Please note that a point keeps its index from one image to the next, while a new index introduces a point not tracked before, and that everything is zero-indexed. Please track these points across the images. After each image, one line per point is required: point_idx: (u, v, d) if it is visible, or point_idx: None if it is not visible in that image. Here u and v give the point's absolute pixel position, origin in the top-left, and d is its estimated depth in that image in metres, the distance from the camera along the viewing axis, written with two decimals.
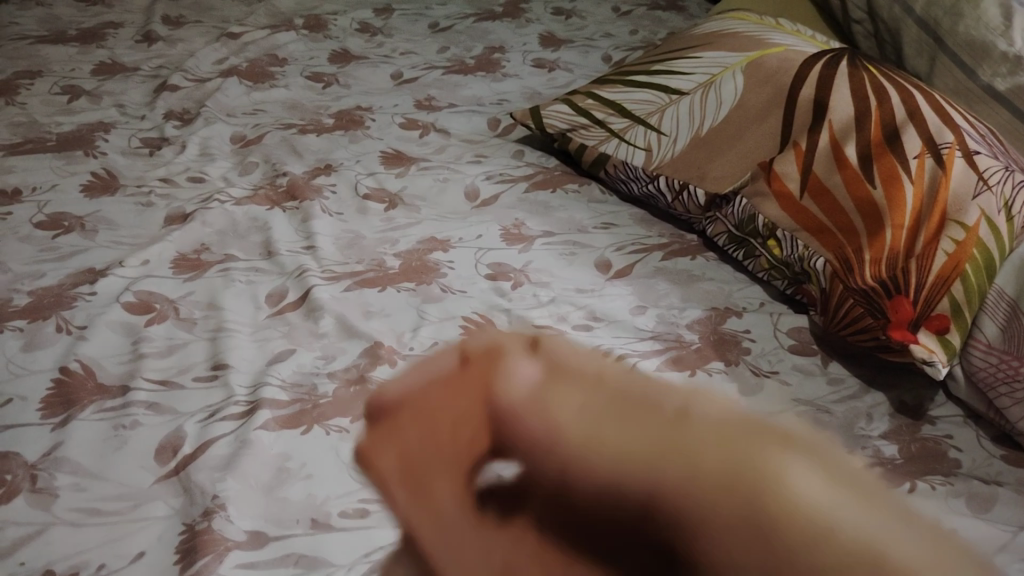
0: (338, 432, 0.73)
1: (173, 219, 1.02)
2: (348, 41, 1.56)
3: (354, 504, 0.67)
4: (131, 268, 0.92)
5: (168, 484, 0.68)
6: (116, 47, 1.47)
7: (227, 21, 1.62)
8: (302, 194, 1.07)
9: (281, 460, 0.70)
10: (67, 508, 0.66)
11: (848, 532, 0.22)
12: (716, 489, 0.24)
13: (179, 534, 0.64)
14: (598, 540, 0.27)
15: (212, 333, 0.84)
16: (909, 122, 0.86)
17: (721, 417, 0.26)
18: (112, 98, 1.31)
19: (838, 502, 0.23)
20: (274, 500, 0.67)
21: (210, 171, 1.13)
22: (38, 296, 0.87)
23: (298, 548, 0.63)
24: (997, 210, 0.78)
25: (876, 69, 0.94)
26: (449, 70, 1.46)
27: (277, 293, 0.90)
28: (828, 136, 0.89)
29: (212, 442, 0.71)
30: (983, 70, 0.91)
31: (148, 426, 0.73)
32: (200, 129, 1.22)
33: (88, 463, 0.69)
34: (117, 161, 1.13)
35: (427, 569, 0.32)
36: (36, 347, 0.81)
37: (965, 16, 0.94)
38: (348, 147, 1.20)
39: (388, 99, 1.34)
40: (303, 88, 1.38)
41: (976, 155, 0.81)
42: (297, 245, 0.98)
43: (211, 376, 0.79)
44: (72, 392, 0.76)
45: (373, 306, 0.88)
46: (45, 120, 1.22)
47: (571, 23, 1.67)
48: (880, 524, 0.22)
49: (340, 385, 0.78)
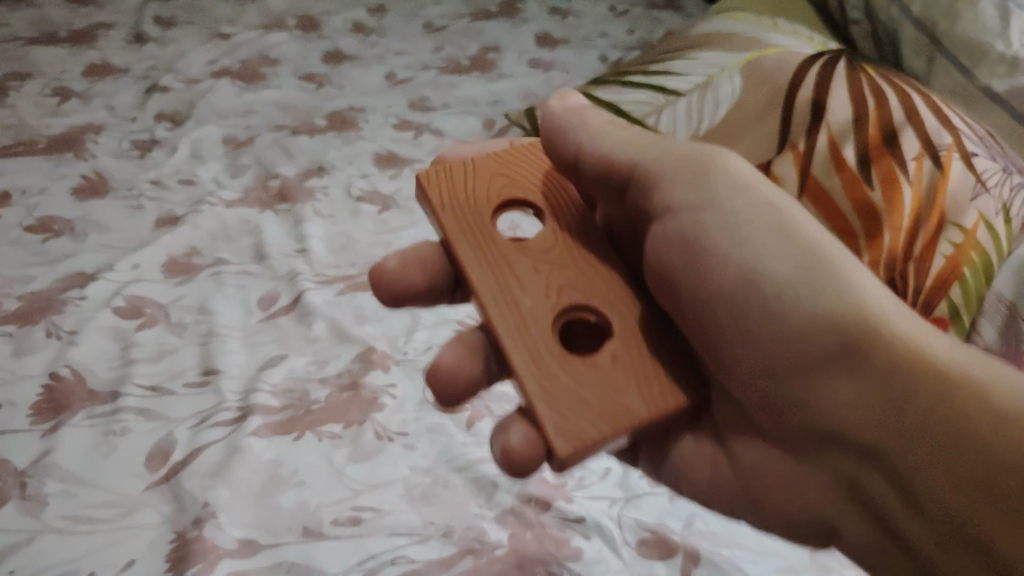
0: (330, 439, 0.72)
1: (164, 222, 1.01)
2: (341, 42, 1.54)
3: (347, 511, 0.66)
4: (121, 272, 0.91)
5: (159, 491, 0.67)
6: (107, 48, 1.46)
7: (219, 21, 1.60)
8: (294, 197, 1.06)
9: (273, 467, 0.69)
10: (57, 516, 0.65)
11: (879, 316, 0.47)
12: (807, 261, 0.48)
13: (169, 542, 0.63)
14: (597, 186, 0.57)
15: (203, 339, 0.82)
16: (907, 124, 0.85)
17: (812, 239, 0.49)
18: (102, 99, 1.29)
19: (888, 303, 0.48)
20: (265, 507, 0.66)
21: (201, 173, 1.12)
22: (27, 301, 0.86)
23: (291, 556, 0.63)
24: (995, 213, 0.80)
25: (873, 71, 0.93)
26: (443, 70, 1.44)
27: (269, 297, 0.89)
28: (826, 137, 0.87)
29: (203, 449, 0.70)
30: (980, 71, 0.91)
31: (138, 433, 0.72)
32: (192, 131, 1.21)
33: (77, 470, 0.68)
34: (107, 163, 1.12)
35: (467, 224, 0.55)
36: (25, 353, 0.80)
37: (961, 18, 0.93)
38: (340, 148, 1.19)
39: (381, 100, 1.33)
40: (295, 89, 1.36)
41: (974, 157, 0.82)
42: (289, 248, 0.97)
43: (202, 382, 0.77)
44: (61, 398, 0.75)
45: (366, 310, 0.87)
46: (35, 122, 1.21)
47: (566, 22, 1.66)
48: (881, 303, 0.48)
49: (332, 391, 0.77)
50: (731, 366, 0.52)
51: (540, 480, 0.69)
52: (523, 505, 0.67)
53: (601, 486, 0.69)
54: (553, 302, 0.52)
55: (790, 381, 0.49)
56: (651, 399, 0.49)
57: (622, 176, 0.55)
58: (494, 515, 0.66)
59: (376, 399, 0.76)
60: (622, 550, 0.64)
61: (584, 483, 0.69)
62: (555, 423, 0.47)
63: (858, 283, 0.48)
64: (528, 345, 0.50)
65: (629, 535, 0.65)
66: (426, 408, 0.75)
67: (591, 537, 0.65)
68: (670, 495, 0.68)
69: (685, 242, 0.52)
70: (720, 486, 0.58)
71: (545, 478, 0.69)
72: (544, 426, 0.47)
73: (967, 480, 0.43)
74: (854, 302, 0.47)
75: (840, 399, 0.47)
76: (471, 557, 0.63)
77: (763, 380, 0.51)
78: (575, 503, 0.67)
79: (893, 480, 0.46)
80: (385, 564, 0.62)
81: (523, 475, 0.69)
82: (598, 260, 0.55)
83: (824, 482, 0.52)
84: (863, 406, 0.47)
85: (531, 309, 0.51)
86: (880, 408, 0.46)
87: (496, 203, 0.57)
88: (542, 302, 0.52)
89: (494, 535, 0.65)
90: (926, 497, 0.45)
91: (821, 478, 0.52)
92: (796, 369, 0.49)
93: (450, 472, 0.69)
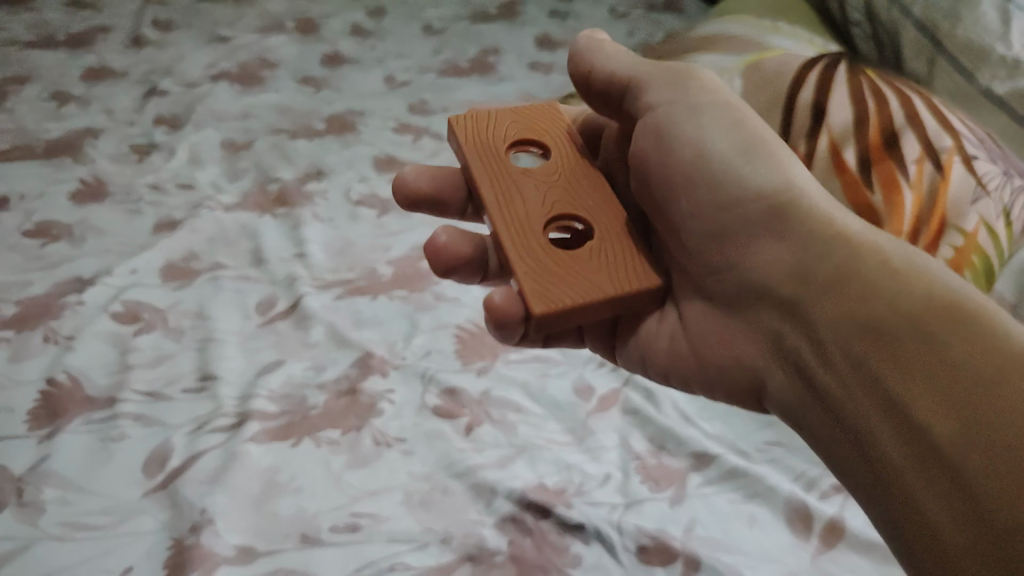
0: (328, 445, 0.71)
1: (162, 226, 1.01)
2: (340, 45, 1.54)
3: (345, 518, 0.65)
4: (119, 276, 0.90)
5: (156, 498, 0.66)
6: (105, 52, 1.46)
7: (218, 24, 1.60)
8: (293, 201, 1.06)
9: (271, 473, 0.69)
10: (54, 522, 0.64)
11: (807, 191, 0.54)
12: (752, 146, 0.57)
13: (167, 549, 0.63)
14: (609, 107, 0.65)
15: (201, 344, 0.82)
16: (908, 127, 0.84)
17: (758, 133, 0.58)
18: (100, 103, 1.29)
19: (817, 190, 0.55)
20: (263, 514, 0.66)
21: (200, 177, 1.11)
22: (24, 306, 0.85)
23: (289, 562, 0.62)
24: (995, 216, 0.80)
25: (873, 74, 0.92)
26: (443, 73, 1.44)
27: (267, 302, 0.88)
28: (827, 141, 0.85)
29: (199, 456, 0.70)
30: (982, 74, 0.90)
31: (136, 439, 0.71)
32: (190, 134, 1.21)
33: (75, 476, 0.68)
34: (105, 167, 1.12)
35: (489, 143, 0.63)
36: (22, 358, 0.79)
37: (963, 19, 0.93)
38: (339, 152, 1.18)
39: (381, 103, 1.33)
40: (293, 93, 1.36)
41: (974, 160, 0.81)
42: (287, 252, 0.97)
43: (199, 387, 0.77)
44: (58, 404, 0.74)
45: (364, 314, 0.87)
46: (33, 126, 1.21)
47: (566, 25, 1.66)
48: (812, 185, 0.55)
49: (330, 396, 0.76)
50: (690, 244, 0.59)
51: (539, 486, 0.68)
52: (522, 511, 0.66)
53: (601, 492, 0.68)
54: (550, 205, 0.60)
55: (731, 245, 0.56)
56: (626, 280, 0.55)
57: (619, 92, 0.63)
58: (493, 522, 0.66)
59: (374, 404, 0.75)
60: (622, 557, 0.63)
61: (584, 488, 0.69)
62: (536, 289, 0.54)
63: (793, 173, 0.55)
64: (526, 234, 0.57)
65: (629, 541, 0.64)
66: (425, 414, 0.75)
67: (591, 543, 0.64)
68: (671, 501, 0.68)
69: (660, 136, 0.60)
70: (670, 363, 0.62)
71: (545, 484, 0.69)
72: (528, 293, 0.54)
73: (863, 321, 0.48)
74: (785, 179, 0.55)
75: (769, 257, 0.54)
76: (470, 564, 0.63)
77: (712, 249, 0.58)
78: (575, 509, 0.66)
79: (806, 326, 0.51)
80: (384, 571, 0.62)
81: (522, 481, 0.69)
82: (591, 185, 0.62)
83: (757, 340, 0.55)
84: (786, 261, 0.53)
85: (528, 210, 0.59)
86: (794, 260, 0.52)
87: (510, 141, 0.65)
88: (542, 204, 0.59)
89: (493, 541, 0.64)
90: (830, 339, 0.49)
91: (753, 337, 0.55)
92: (733, 233, 0.56)
93: (450, 478, 0.69)
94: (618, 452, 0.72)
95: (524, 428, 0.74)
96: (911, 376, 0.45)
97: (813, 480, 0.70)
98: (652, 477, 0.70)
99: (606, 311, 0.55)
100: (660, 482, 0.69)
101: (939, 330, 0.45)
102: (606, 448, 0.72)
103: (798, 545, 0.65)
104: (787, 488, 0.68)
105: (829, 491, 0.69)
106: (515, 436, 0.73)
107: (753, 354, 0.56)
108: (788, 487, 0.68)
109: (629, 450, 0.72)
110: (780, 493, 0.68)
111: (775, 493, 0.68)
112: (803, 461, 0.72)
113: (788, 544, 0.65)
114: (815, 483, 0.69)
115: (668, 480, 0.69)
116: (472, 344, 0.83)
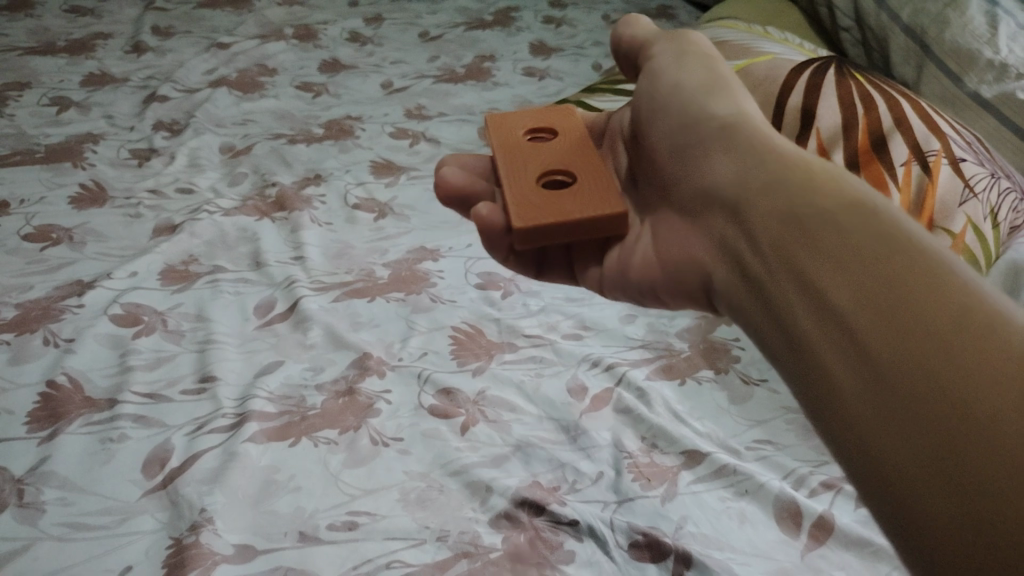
0: (326, 444, 0.72)
1: (162, 230, 1.02)
2: (338, 51, 1.56)
3: (342, 516, 0.66)
4: (119, 280, 0.91)
5: (156, 498, 0.67)
6: (105, 58, 1.47)
7: (217, 31, 1.61)
8: (292, 205, 1.07)
9: (269, 472, 0.70)
10: (54, 523, 0.65)
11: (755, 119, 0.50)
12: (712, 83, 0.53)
13: (167, 548, 0.63)
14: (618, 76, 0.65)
15: (200, 346, 0.83)
16: (896, 130, 0.85)
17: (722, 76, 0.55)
18: (100, 109, 1.30)
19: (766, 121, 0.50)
20: (262, 513, 0.67)
21: (199, 182, 1.13)
22: (25, 309, 0.86)
23: (287, 561, 0.63)
24: (983, 217, 0.81)
25: (862, 78, 0.93)
26: (439, 79, 1.46)
27: (265, 304, 0.90)
28: (816, 143, 0.87)
29: (199, 456, 0.71)
30: (970, 77, 0.92)
31: (136, 440, 0.72)
32: (190, 139, 1.22)
33: (75, 477, 0.68)
34: (105, 172, 1.13)
35: (500, 124, 0.66)
36: (23, 360, 0.80)
37: (951, 24, 0.95)
38: (337, 156, 1.20)
39: (378, 108, 1.34)
40: (292, 98, 1.38)
41: (962, 162, 0.82)
42: (286, 255, 0.98)
43: (198, 388, 0.78)
44: (58, 405, 0.75)
45: (361, 316, 0.88)
46: (33, 131, 1.22)
47: (561, 31, 1.67)
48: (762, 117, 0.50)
49: (328, 397, 0.77)
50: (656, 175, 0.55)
51: (533, 484, 0.70)
52: (517, 509, 0.67)
53: (594, 490, 0.70)
54: (550, 160, 0.60)
55: (688, 152, 0.51)
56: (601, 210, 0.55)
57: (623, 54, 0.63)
58: (488, 520, 0.67)
59: (371, 404, 0.76)
60: (615, 553, 0.64)
61: (577, 486, 0.70)
62: (520, 216, 0.55)
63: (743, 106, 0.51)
64: (521, 179, 0.58)
65: (621, 539, 0.65)
66: (421, 413, 0.76)
67: (585, 540, 0.65)
68: (663, 498, 0.69)
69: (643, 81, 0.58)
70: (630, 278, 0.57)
71: (539, 482, 0.70)
72: (512, 218, 0.55)
73: (792, 224, 0.41)
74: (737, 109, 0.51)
75: (715, 168, 0.48)
76: (466, 560, 0.63)
77: (672, 174, 0.52)
78: (569, 507, 0.67)
79: (737, 232, 0.44)
80: (381, 568, 0.62)
81: (517, 480, 0.70)
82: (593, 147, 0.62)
83: (697, 260, 0.48)
84: (731, 164, 0.47)
85: (528, 167, 0.60)
86: (739, 170, 0.46)
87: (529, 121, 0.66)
88: (541, 157, 0.61)
89: (488, 539, 0.65)
90: (757, 242, 0.43)
91: (694, 257, 0.49)
92: (689, 156, 0.51)
93: (445, 476, 0.70)
94: (611, 450, 0.73)
95: (519, 427, 0.75)
96: (836, 271, 0.38)
97: (802, 477, 0.71)
98: (644, 475, 0.71)
99: (586, 235, 0.56)
100: (652, 480, 0.70)
101: (873, 231, 0.38)
102: (599, 447, 0.73)
103: (788, 541, 0.66)
104: (777, 485, 0.69)
105: (819, 488, 0.70)
106: (510, 435, 0.74)
107: (694, 262, 0.49)
108: (778, 484, 0.70)
109: (621, 449, 0.73)
110: (770, 490, 0.69)
111: (765, 490, 0.69)
112: (794, 459, 0.73)
113: (778, 541, 0.66)
114: (805, 480, 0.71)
115: (660, 478, 0.71)
116: (468, 345, 0.85)
